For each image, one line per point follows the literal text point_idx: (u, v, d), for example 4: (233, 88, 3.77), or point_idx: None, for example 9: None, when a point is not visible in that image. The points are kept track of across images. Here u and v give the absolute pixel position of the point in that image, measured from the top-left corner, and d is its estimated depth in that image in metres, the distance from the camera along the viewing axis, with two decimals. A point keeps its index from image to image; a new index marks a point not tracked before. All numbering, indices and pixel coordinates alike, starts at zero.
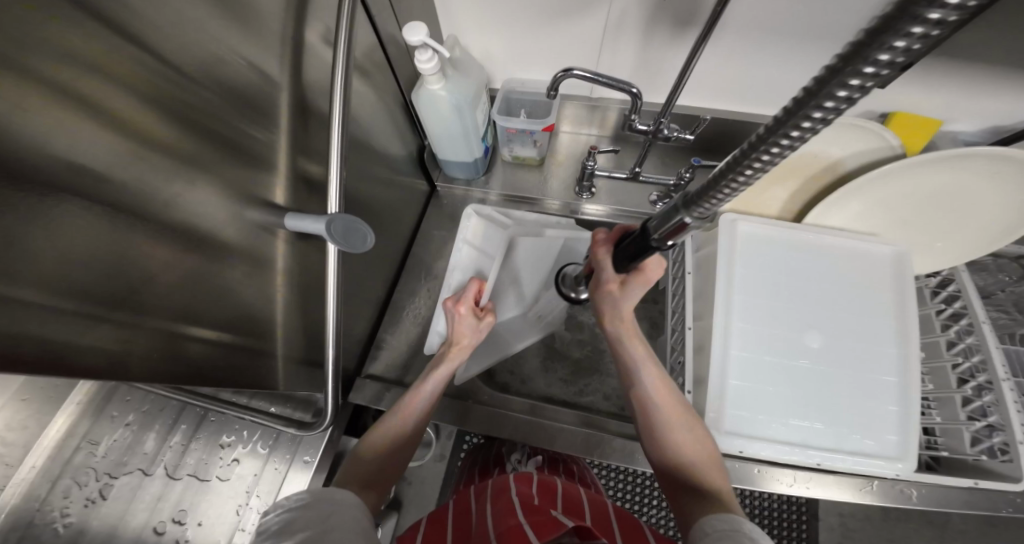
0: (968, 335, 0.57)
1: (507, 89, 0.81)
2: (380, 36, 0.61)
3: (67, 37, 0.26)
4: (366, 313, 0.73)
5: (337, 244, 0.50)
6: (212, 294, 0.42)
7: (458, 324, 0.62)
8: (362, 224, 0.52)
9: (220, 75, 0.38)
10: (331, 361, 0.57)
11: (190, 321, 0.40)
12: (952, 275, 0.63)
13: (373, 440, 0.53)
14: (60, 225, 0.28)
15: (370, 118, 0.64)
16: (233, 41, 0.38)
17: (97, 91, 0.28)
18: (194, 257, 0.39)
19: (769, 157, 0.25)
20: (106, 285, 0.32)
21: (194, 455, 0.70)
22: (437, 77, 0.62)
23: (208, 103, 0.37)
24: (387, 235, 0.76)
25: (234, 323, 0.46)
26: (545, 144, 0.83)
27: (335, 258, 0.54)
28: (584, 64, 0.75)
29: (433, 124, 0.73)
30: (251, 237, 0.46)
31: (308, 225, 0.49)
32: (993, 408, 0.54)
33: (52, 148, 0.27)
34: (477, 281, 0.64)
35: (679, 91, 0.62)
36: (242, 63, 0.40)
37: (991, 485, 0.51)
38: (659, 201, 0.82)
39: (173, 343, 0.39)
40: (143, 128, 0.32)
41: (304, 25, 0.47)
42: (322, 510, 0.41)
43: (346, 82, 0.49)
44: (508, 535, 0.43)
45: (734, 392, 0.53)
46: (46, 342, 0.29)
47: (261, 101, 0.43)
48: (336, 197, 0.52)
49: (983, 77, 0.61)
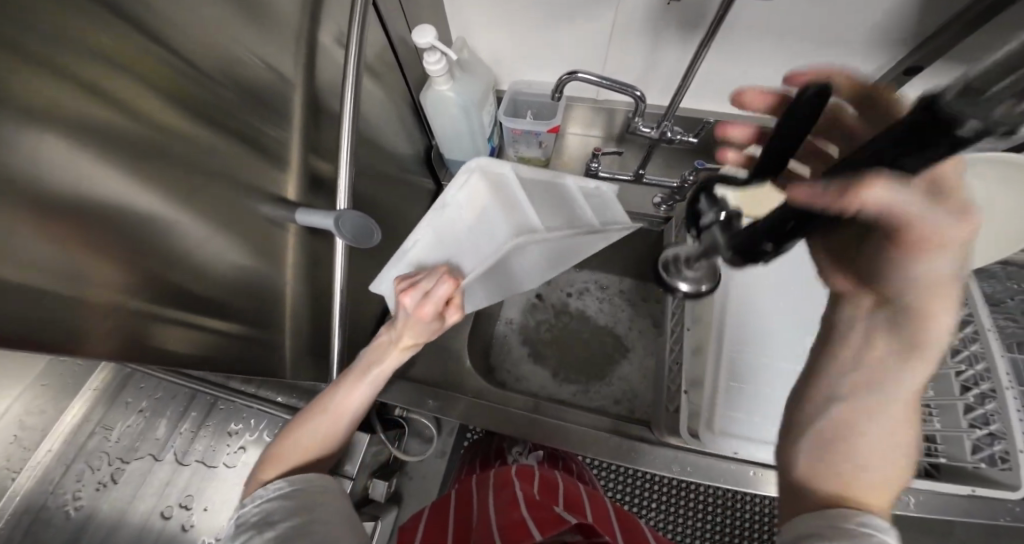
0: (973, 342, 0.57)
1: (514, 91, 0.81)
2: (390, 38, 0.62)
3: (99, 38, 0.27)
4: (372, 308, 0.74)
5: (345, 238, 0.50)
6: (220, 282, 0.44)
7: (409, 322, 0.52)
8: (371, 222, 0.53)
9: (235, 73, 0.39)
10: (335, 353, 0.58)
11: (199, 306, 0.42)
12: (960, 282, 0.62)
13: (311, 432, 0.50)
14: (87, 212, 0.30)
15: (380, 115, 0.65)
16: (250, 41, 0.40)
17: (121, 89, 0.30)
18: (202, 248, 0.41)
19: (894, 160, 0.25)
20: (128, 272, 0.34)
21: (202, 442, 0.72)
22: (444, 79, 0.64)
23: (224, 100, 0.39)
24: (393, 229, 0.77)
25: (240, 312, 0.48)
26: (551, 144, 0.83)
27: (343, 252, 0.55)
28: (591, 65, 0.76)
29: (440, 123, 0.74)
30: (259, 228, 0.47)
31: (318, 220, 0.50)
32: (995, 416, 0.52)
33: (81, 145, 0.28)
34: (450, 281, 0.51)
35: (684, 92, 0.62)
36: (259, 62, 0.42)
37: (989, 493, 0.52)
38: (662, 204, 0.80)
39: (179, 332, 0.40)
40: (162, 120, 0.33)
41: (319, 27, 0.49)
42: (310, 497, 0.44)
43: (356, 80, 0.51)
44: (509, 527, 0.46)
45: (727, 393, 0.56)
46: (64, 329, 0.30)
47: (273, 99, 0.45)
48: (344, 192, 0.53)
49: None
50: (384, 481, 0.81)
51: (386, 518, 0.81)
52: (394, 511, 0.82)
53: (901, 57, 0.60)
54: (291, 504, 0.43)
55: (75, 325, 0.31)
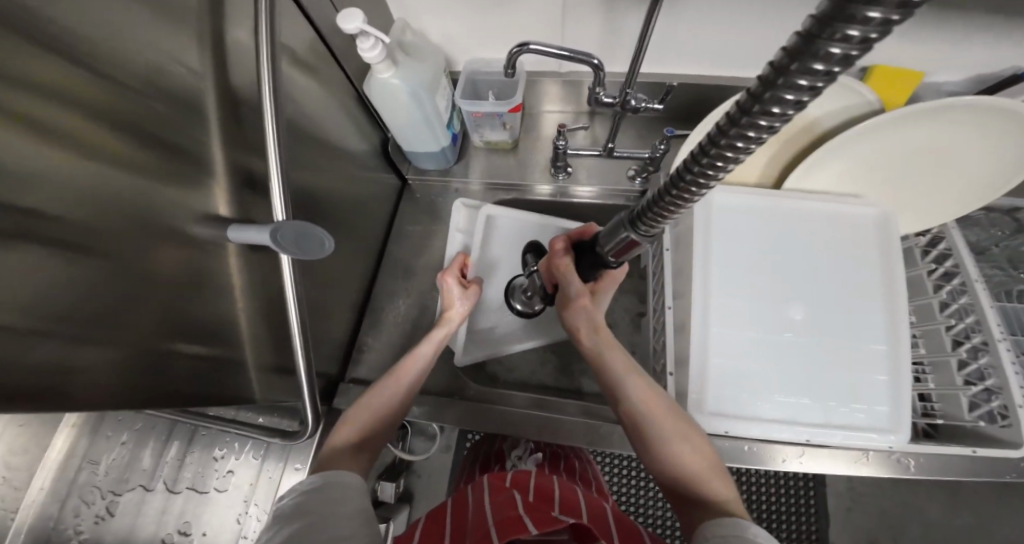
0: (961, 295, 0.55)
1: (470, 71, 0.76)
2: (319, 30, 0.57)
3: (18, 60, 0.25)
4: (344, 317, 0.72)
5: (288, 253, 0.45)
6: (180, 308, 0.41)
7: (447, 293, 0.67)
8: (317, 229, 0.47)
9: (166, 85, 0.37)
10: (302, 374, 0.54)
11: (160, 337, 0.40)
12: (943, 233, 0.59)
13: (373, 401, 0.56)
14: (27, 247, 0.28)
15: (320, 112, 0.61)
16: (173, 48, 0.37)
17: (47, 112, 0.28)
18: (158, 277, 0.38)
19: (718, 170, 0.22)
20: (85, 307, 0.32)
21: (190, 469, 0.70)
22: (385, 65, 0.60)
23: (159, 114, 0.36)
24: (355, 231, 0.73)
25: (202, 338, 0.45)
26: (516, 125, 0.79)
27: (290, 268, 0.50)
28: (546, 37, 0.71)
29: (392, 116, 0.70)
30: (205, 248, 0.44)
31: (253, 235, 0.45)
32: (990, 370, 0.51)
33: (15, 179, 0.26)
34: (461, 255, 0.71)
35: (643, 57, 0.57)
36: (182, 67, 0.38)
37: (989, 452, 0.49)
38: (637, 176, 0.77)
39: (142, 369, 0.38)
40: (87, 137, 0.30)
41: (241, 25, 0.45)
42: (327, 495, 0.43)
43: (274, 74, 0.44)
44: (505, 522, 0.45)
45: (716, 371, 0.51)
46: (15, 372, 0.29)
47: (207, 111, 0.42)
48: (281, 206, 0.47)
49: (965, 14, 0.56)
50: (394, 482, 0.79)
51: (399, 517, 0.81)
52: (407, 509, 0.84)
53: None
54: (314, 498, 0.42)
55: (27, 358, 0.29)
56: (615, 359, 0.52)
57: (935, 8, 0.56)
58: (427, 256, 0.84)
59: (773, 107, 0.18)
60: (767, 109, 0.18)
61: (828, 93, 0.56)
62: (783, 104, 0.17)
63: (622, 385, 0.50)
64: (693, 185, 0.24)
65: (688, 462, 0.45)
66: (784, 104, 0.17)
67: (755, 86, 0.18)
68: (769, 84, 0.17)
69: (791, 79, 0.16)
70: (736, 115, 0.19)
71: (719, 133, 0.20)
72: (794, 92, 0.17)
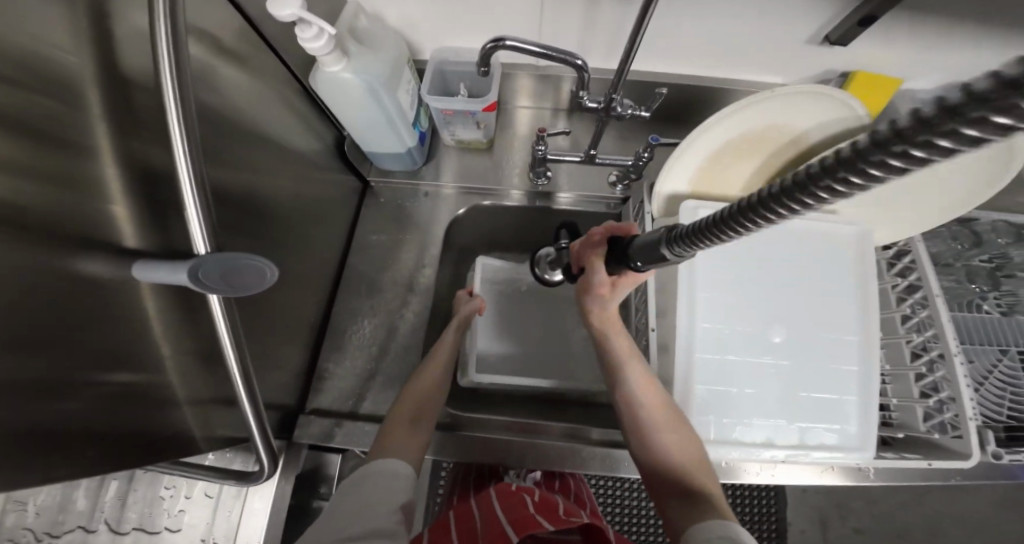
0: (922, 308, 0.56)
1: (439, 61, 0.69)
2: (247, 16, 0.49)
3: None
4: (302, 340, 0.66)
5: (214, 292, 0.38)
6: (98, 363, 0.35)
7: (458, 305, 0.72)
8: (246, 259, 0.38)
9: (57, 82, 0.30)
10: (252, 425, 0.47)
11: (79, 399, 0.34)
12: (908, 246, 0.60)
13: (411, 392, 0.57)
14: None
15: (256, 110, 0.53)
16: (62, 33, 0.30)
17: None
18: (58, 332, 0.32)
19: (791, 211, 0.20)
20: None
21: (136, 508, 0.63)
22: (334, 58, 0.53)
23: (52, 115, 0.30)
24: (309, 244, 0.66)
25: (136, 391, 0.39)
26: (490, 124, 0.73)
27: (222, 308, 0.41)
28: (523, 30, 0.65)
29: (347, 113, 0.62)
30: (130, 292, 0.37)
31: (163, 274, 0.36)
32: (944, 383, 0.53)
33: None
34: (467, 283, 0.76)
35: (631, 62, 0.53)
36: (58, 55, 0.30)
37: (944, 464, 0.51)
38: (618, 183, 0.75)
39: (45, 439, 0.32)
40: None
41: (144, 14, 0.37)
42: (370, 481, 0.46)
43: (180, 63, 0.35)
44: (519, 520, 0.42)
45: (700, 398, 0.51)
46: None
47: (123, 113, 0.35)
48: (201, 232, 0.37)
49: (936, 30, 0.57)
50: None
51: None
52: None
53: (851, 10, 0.55)
54: (358, 486, 0.45)
55: None
56: (621, 345, 0.52)
57: (911, 19, 0.56)
58: (395, 266, 0.78)
59: (866, 174, 0.16)
60: (858, 174, 0.16)
61: (819, 106, 0.53)
62: (883, 170, 0.16)
63: (620, 374, 0.50)
64: (817, 194, 0.18)
65: (677, 454, 0.45)
66: (889, 168, 0.16)
67: (869, 137, 0.16)
68: (877, 145, 0.15)
69: (947, 125, 0.13)
70: (832, 165, 0.17)
71: (802, 181, 0.18)
72: (904, 159, 0.15)
